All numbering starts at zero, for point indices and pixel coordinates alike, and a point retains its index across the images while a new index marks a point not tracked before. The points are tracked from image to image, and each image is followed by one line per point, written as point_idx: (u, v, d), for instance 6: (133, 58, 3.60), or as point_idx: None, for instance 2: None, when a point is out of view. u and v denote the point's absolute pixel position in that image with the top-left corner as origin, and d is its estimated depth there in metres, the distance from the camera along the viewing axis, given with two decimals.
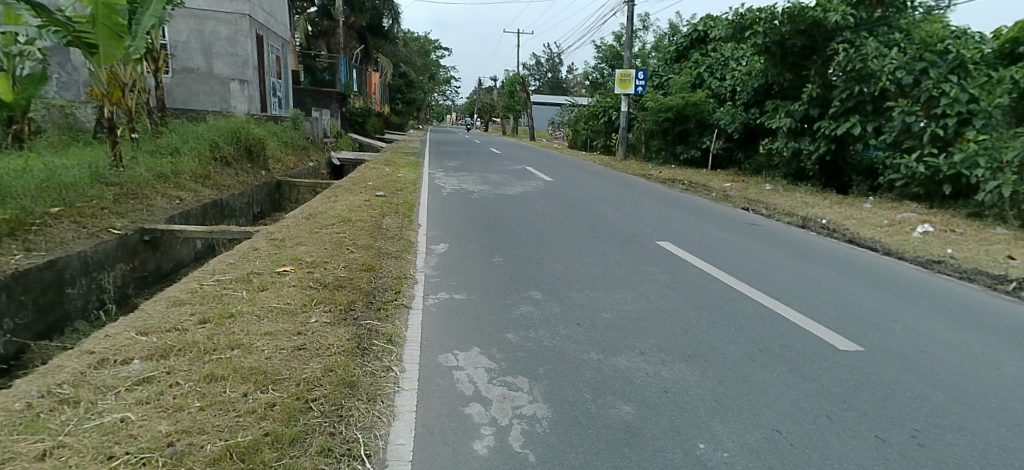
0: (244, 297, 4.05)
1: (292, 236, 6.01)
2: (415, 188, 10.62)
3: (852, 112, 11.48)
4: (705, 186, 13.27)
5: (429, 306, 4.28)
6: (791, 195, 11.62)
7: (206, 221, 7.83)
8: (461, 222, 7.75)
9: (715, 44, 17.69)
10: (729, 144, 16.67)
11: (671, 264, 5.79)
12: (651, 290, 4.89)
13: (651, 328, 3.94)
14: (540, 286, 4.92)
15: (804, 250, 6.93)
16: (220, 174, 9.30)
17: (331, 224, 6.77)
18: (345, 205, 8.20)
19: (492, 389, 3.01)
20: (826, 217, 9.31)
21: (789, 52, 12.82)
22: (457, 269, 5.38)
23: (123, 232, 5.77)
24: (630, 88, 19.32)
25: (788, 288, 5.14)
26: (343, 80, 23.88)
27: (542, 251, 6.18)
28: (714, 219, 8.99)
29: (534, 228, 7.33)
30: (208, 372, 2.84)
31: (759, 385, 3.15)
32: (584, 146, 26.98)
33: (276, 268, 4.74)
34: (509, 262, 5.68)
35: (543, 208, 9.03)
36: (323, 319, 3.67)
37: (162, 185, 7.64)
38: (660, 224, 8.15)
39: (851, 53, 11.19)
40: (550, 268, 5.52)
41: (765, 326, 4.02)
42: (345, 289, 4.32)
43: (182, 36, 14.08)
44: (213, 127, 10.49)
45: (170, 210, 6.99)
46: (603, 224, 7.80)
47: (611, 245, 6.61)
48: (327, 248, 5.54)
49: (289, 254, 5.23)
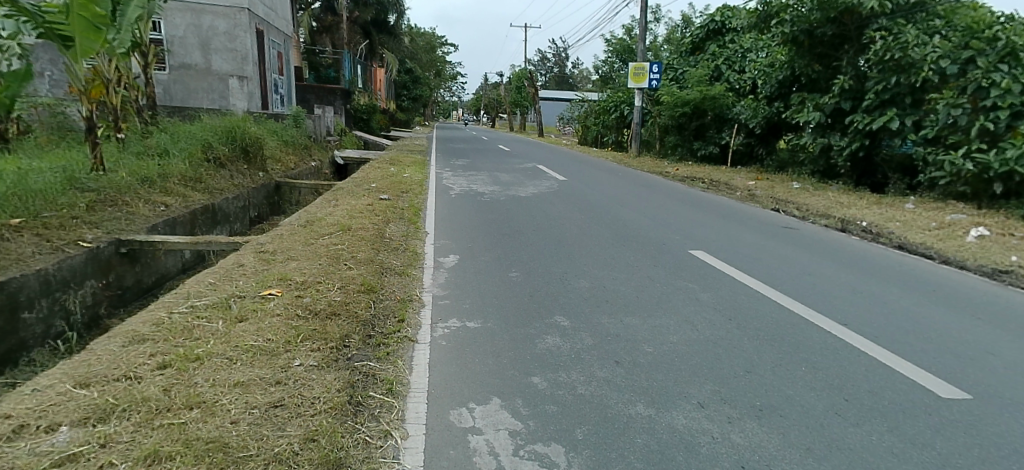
0: (218, 331, 3.39)
1: (285, 249, 5.37)
2: (423, 190, 9.98)
3: (888, 105, 10.74)
4: (728, 184, 12.52)
5: (438, 340, 3.61)
6: (823, 195, 10.88)
7: (195, 228, 7.21)
8: (472, 228, 7.09)
9: (733, 34, 16.93)
10: (751, 139, 16.08)
11: (712, 279, 5.11)
12: (696, 314, 4.21)
13: (708, 369, 3.25)
14: (565, 310, 4.24)
15: (853, 260, 6.25)
16: (214, 176, 8.66)
17: (329, 233, 6.13)
18: (346, 209, 7.57)
19: (519, 466, 2.35)
20: (866, 219, 8.60)
21: (818, 42, 12.08)
22: (469, 287, 4.72)
23: (95, 245, 5.15)
24: (643, 82, 18.48)
25: (852, 310, 4.46)
26: (348, 76, 23.25)
27: (563, 263, 5.52)
28: (745, 223, 8.31)
29: (554, 235, 6.66)
30: (152, 450, 2.20)
31: (859, 456, 2.48)
32: (594, 142, 26.21)
33: (261, 291, 4.08)
34: (528, 278, 5.02)
35: (560, 211, 8.35)
36: (311, 361, 2.99)
37: (147, 189, 7.01)
38: (689, 229, 7.46)
39: (889, 42, 10.40)
40: (575, 285, 4.85)
41: (842, 368, 3.35)
42: (340, 319, 3.65)
43: (178, 31, 13.47)
44: (206, 127, 9.86)
45: (153, 218, 6.36)
46: (628, 230, 7.12)
47: (639, 254, 5.93)
48: (323, 263, 4.89)
49: (278, 271, 4.59)
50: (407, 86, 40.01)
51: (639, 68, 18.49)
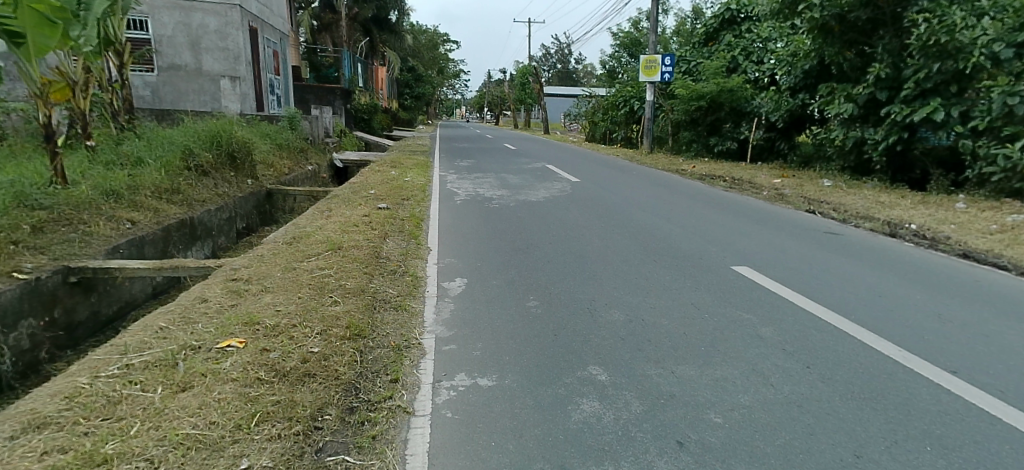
0: (150, 406, 2.58)
1: (261, 277, 4.55)
2: (424, 196, 9.15)
3: (930, 95, 9.88)
4: (753, 183, 11.62)
5: (443, 410, 2.78)
6: (859, 193, 10.01)
7: (170, 246, 6.42)
8: (479, 241, 6.27)
9: (750, 23, 16.03)
10: (771, 133, 15.28)
11: (767, 308, 4.25)
12: (764, 361, 3.36)
13: (799, 457, 2.44)
14: (600, 356, 3.41)
15: (920, 274, 5.39)
16: (195, 185, 7.84)
17: (316, 253, 5.30)
18: (339, 222, 6.74)
19: None
20: (917, 222, 7.74)
21: (850, 27, 11.19)
22: (481, 323, 3.90)
23: (33, 277, 4.41)
24: (656, 76, 17.45)
25: (952, 348, 3.60)
26: (347, 74, 22.37)
27: (590, 286, 4.69)
28: (782, 228, 7.44)
29: (574, 250, 5.84)
30: None
31: None
32: (604, 138, 25.33)
33: (220, 341, 3.24)
34: (550, 309, 4.17)
35: (577, 218, 7.52)
36: (264, 461, 2.21)
37: (112, 204, 6.21)
38: (723, 237, 6.63)
39: (933, 24, 9.37)
40: (608, 318, 4.00)
41: (981, 451, 2.51)
42: (313, 383, 2.82)
43: (165, 30, 12.66)
44: (190, 131, 9.05)
45: (115, 238, 5.56)
46: (656, 241, 6.29)
47: (675, 273, 5.11)
48: (303, 296, 4.05)
49: (247, 311, 3.77)
50: (409, 84, 39.24)
51: (650, 61, 17.43)
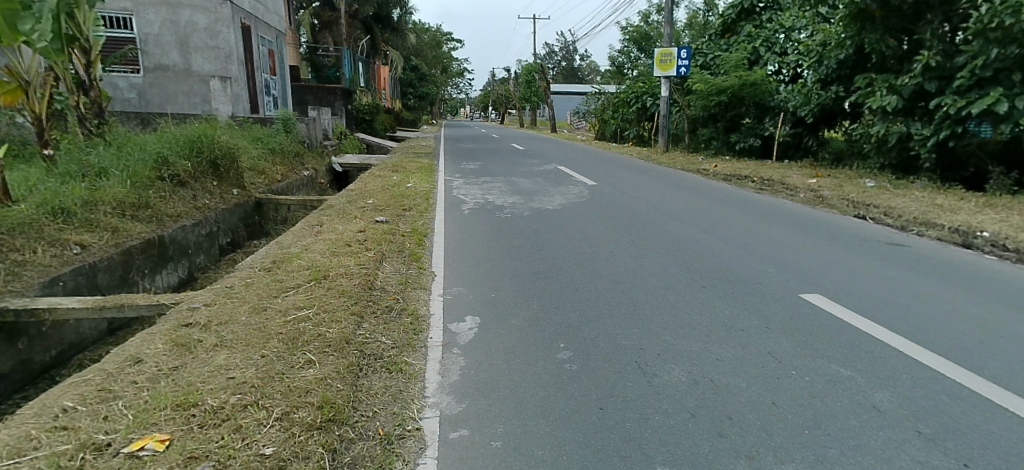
0: None
1: (224, 323, 3.60)
2: (428, 206, 8.18)
3: (987, 84, 8.89)
4: (786, 184, 10.57)
5: None
6: (909, 195, 9.01)
7: (131, 272, 5.49)
8: (493, 264, 5.32)
9: (771, 12, 14.98)
10: (799, 129, 14.28)
11: (868, 360, 3.27)
12: (900, 455, 2.40)
13: None
14: (668, 447, 2.46)
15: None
16: (169, 198, 6.93)
17: (296, 286, 4.34)
18: (329, 241, 5.78)
19: None
20: (990, 228, 6.75)
21: (893, 12, 10.15)
22: (501, 388, 2.97)
23: None
24: (671, 70, 16.28)
25: None
26: (348, 74, 21.41)
27: (634, 328, 3.72)
28: (837, 239, 6.48)
29: (605, 274, 4.89)
30: None
31: None
32: (614, 137, 24.33)
33: (136, 439, 2.29)
34: (590, 364, 3.22)
35: (601, 230, 6.58)
36: None
37: (61, 225, 5.30)
38: (774, 253, 5.66)
39: (995, 5, 8.31)
40: (668, 381, 3.03)
41: None
42: None
43: (150, 28, 11.75)
44: (168, 137, 8.12)
45: (55, 268, 4.64)
46: (698, 261, 5.34)
47: (734, 305, 4.15)
48: (268, 354, 3.10)
49: (186, 380, 2.80)
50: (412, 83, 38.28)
51: (665, 54, 16.26)
